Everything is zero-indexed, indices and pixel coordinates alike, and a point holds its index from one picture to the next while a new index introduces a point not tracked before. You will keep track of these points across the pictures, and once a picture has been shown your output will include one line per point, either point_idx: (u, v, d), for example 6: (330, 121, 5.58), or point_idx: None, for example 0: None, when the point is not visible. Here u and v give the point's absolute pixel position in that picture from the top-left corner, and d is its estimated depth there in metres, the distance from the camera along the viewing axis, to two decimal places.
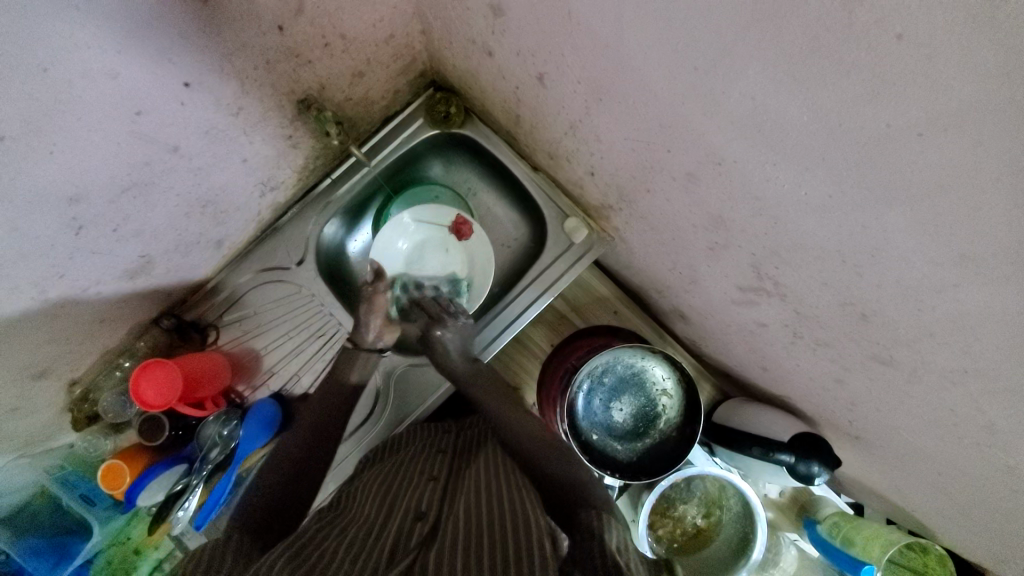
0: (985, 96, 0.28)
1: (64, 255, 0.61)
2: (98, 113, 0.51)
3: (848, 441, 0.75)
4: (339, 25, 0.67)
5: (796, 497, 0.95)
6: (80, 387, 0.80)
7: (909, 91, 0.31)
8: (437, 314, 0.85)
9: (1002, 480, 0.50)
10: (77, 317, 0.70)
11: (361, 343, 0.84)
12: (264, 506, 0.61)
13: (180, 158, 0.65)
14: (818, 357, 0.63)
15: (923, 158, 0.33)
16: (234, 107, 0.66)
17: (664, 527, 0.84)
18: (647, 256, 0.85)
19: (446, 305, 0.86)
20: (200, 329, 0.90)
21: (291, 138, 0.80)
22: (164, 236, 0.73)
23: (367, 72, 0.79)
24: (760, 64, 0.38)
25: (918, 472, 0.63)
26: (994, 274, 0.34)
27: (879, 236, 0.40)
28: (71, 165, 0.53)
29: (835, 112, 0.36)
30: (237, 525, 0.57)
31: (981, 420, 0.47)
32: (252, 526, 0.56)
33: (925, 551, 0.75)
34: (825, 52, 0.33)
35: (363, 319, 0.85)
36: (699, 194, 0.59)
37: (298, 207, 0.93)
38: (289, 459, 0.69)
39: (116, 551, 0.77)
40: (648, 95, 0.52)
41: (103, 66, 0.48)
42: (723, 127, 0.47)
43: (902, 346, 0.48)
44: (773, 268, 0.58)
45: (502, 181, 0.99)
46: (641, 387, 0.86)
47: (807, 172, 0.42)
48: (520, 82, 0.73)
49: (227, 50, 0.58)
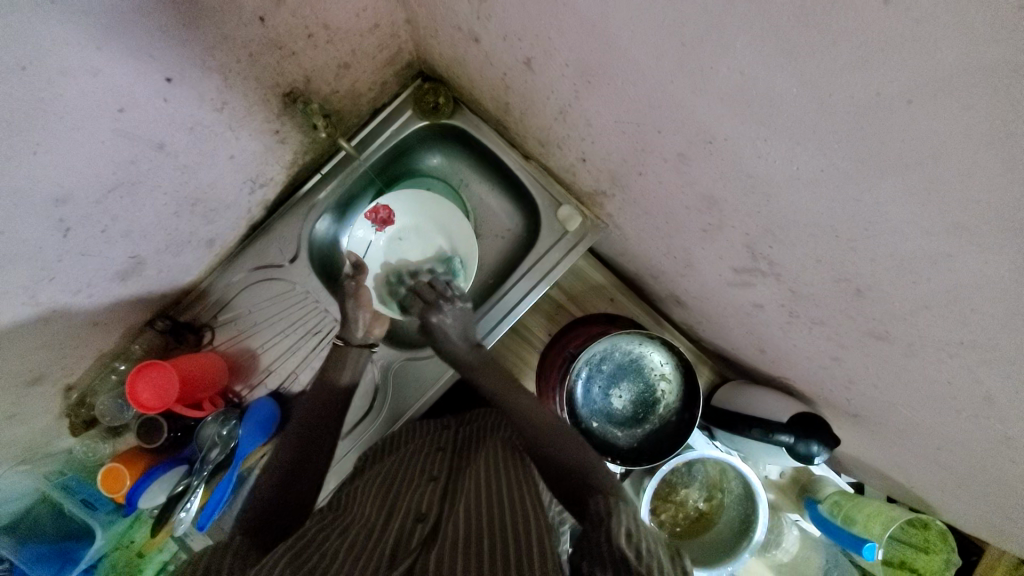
0: (974, 59, 0.28)
1: (53, 257, 0.60)
2: (80, 111, 0.50)
3: (847, 419, 0.75)
4: (322, 15, 0.66)
5: (797, 477, 0.95)
6: (77, 392, 0.79)
7: (897, 57, 0.31)
8: (431, 300, 0.83)
9: (1000, 450, 0.51)
10: (70, 320, 0.70)
11: (353, 340, 0.83)
12: (265, 506, 0.61)
13: (166, 155, 0.64)
14: (815, 336, 0.64)
15: (915, 126, 0.33)
16: (219, 102, 0.66)
17: (665, 511, 0.85)
18: (641, 241, 0.85)
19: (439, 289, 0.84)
20: (195, 330, 0.89)
21: (279, 132, 0.79)
22: (154, 236, 0.72)
23: (354, 64, 0.78)
24: (748, 37, 0.37)
25: (917, 447, 0.63)
26: (988, 242, 0.34)
27: (872, 209, 0.40)
28: (55, 165, 0.52)
29: (824, 83, 0.35)
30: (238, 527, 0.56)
31: (978, 391, 0.47)
32: (252, 527, 0.56)
33: (926, 527, 0.76)
34: (812, 21, 0.33)
35: (351, 314, 0.83)
36: (691, 175, 0.59)
37: (290, 203, 0.92)
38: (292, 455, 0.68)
39: (120, 555, 0.77)
40: (637, 75, 0.52)
41: (84, 62, 0.47)
42: (713, 105, 0.46)
43: (898, 320, 0.48)
44: (767, 247, 0.58)
45: (493, 171, 0.98)
46: (639, 373, 0.86)
47: (799, 146, 0.42)
48: (508, 68, 0.72)
49: (208, 43, 0.58)
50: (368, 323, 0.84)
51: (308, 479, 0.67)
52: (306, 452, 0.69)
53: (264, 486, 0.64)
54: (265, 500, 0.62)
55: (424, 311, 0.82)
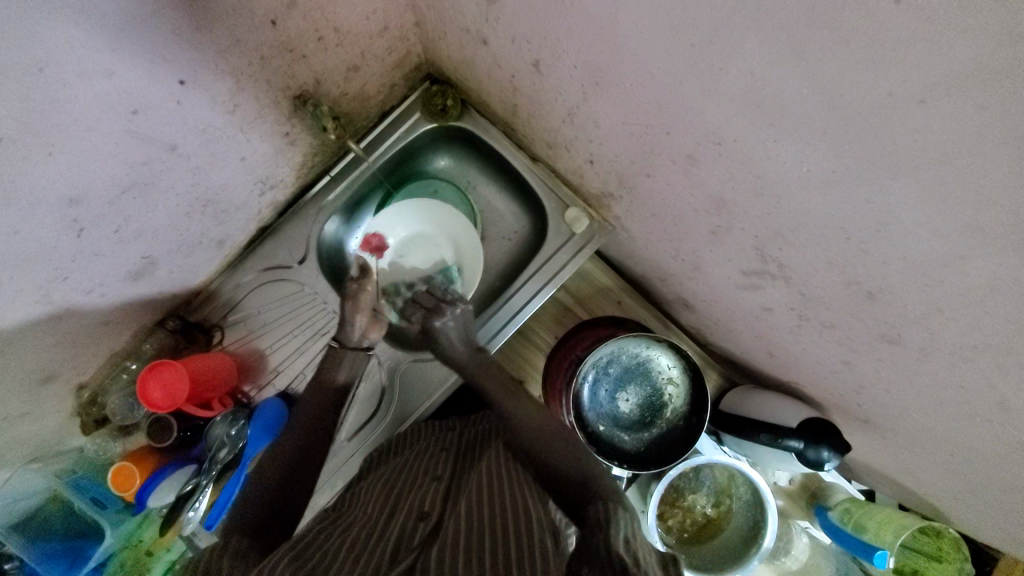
0: (987, 57, 0.27)
1: (66, 258, 0.61)
2: (94, 112, 0.51)
3: (857, 425, 0.74)
4: (332, 18, 0.67)
5: (806, 484, 0.94)
6: (88, 391, 0.80)
7: (910, 55, 0.30)
8: (433, 305, 0.83)
9: (1015, 457, 0.50)
10: (83, 320, 0.71)
11: (347, 343, 0.82)
12: (264, 507, 0.61)
13: (178, 157, 0.65)
14: (825, 340, 0.63)
15: (926, 125, 0.32)
16: (230, 104, 0.66)
17: (673, 517, 0.85)
18: (649, 244, 0.84)
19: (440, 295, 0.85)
20: (205, 330, 0.90)
21: (289, 135, 0.80)
22: (165, 237, 0.73)
23: (363, 67, 0.79)
24: (758, 37, 0.37)
25: (930, 453, 0.62)
26: (1002, 244, 0.34)
27: (884, 210, 0.40)
28: (70, 166, 0.53)
29: (835, 83, 0.35)
30: (236, 529, 0.57)
31: (993, 396, 0.46)
32: (251, 530, 0.57)
33: (939, 535, 0.75)
34: (823, 20, 0.33)
35: (350, 319, 0.83)
36: (700, 177, 0.58)
37: (299, 205, 0.93)
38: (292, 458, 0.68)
39: (130, 554, 0.77)
40: (645, 77, 0.52)
41: (99, 64, 0.48)
42: (722, 106, 0.46)
43: (910, 324, 0.48)
44: (777, 250, 0.57)
45: (501, 173, 0.98)
46: (647, 376, 0.86)
47: (809, 147, 0.41)
48: (516, 71, 0.72)
49: (220, 46, 0.58)
50: (364, 328, 0.84)
51: (307, 482, 0.67)
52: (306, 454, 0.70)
53: (265, 487, 0.64)
54: (264, 500, 0.62)
55: (423, 317, 0.82)
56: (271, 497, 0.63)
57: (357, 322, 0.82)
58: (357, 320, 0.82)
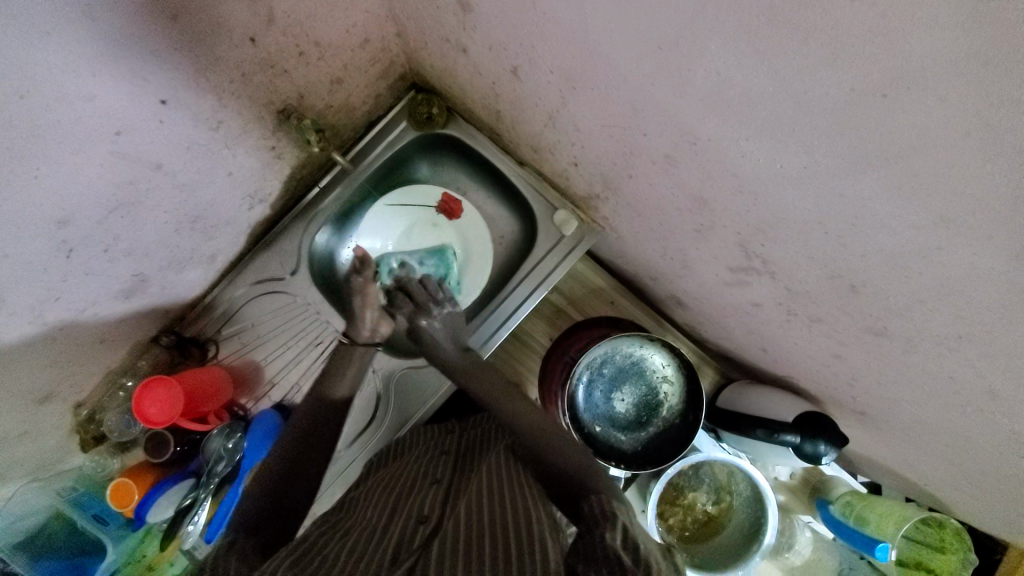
0: (946, 51, 0.27)
1: (57, 278, 0.61)
2: (78, 135, 0.52)
3: (853, 418, 0.74)
4: (313, 33, 0.67)
5: (808, 478, 0.94)
6: (86, 409, 0.82)
7: (865, 51, 0.31)
8: (424, 300, 0.85)
9: (1008, 446, 0.49)
10: (77, 339, 0.71)
11: (358, 339, 0.83)
12: (265, 502, 0.60)
13: (164, 175, 0.66)
14: (815, 333, 0.63)
15: (891, 118, 0.32)
16: (214, 121, 0.67)
17: (674, 515, 0.84)
18: (638, 244, 0.85)
19: (432, 290, 0.87)
20: (200, 345, 0.91)
21: (275, 148, 0.81)
22: (156, 254, 0.74)
23: (346, 79, 0.80)
24: (721, 40, 0.38)
25: (926, 443, 0.62)
26: (974, 233, 0.34)
27: (857, 203, 0.40)
28: (55, 189, 0.54)
29: (798, 81, 0.36)
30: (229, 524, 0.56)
31: (982, 386, 0.46)
32: (250, 523, 0.56)
33: (942, 526, 0.73)
34: (781, 19, 0.33)
35: (358, 313, 0.82)
36: (679, 176, 0.59)
37: (291, 217, 0.94)
38: (286, 454, 0.67)
39: (132, 570, 0.75)
40: (619, 81, 0.52)
41: (81, 89, 0.49)
42: (693, 106, 0.46)
43: (895, 315, 0.47)
44: (760, 246, 0.57)
45: (489, 178, 0.99)
46: (642, 376, 0.86)
47: (780, 144, 0.42)
48: (497, 77, 0.73)
49: (202, 64, 0.59)
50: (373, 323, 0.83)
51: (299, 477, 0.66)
52: (297, 448, 0.68)
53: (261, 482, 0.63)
54: (264, 493, 0.61)
55: (414, 314, 0.84)
56: (266, 492, 0.62)
57: (367, 318, 0.82)
58: (365, 314, 0.82)
